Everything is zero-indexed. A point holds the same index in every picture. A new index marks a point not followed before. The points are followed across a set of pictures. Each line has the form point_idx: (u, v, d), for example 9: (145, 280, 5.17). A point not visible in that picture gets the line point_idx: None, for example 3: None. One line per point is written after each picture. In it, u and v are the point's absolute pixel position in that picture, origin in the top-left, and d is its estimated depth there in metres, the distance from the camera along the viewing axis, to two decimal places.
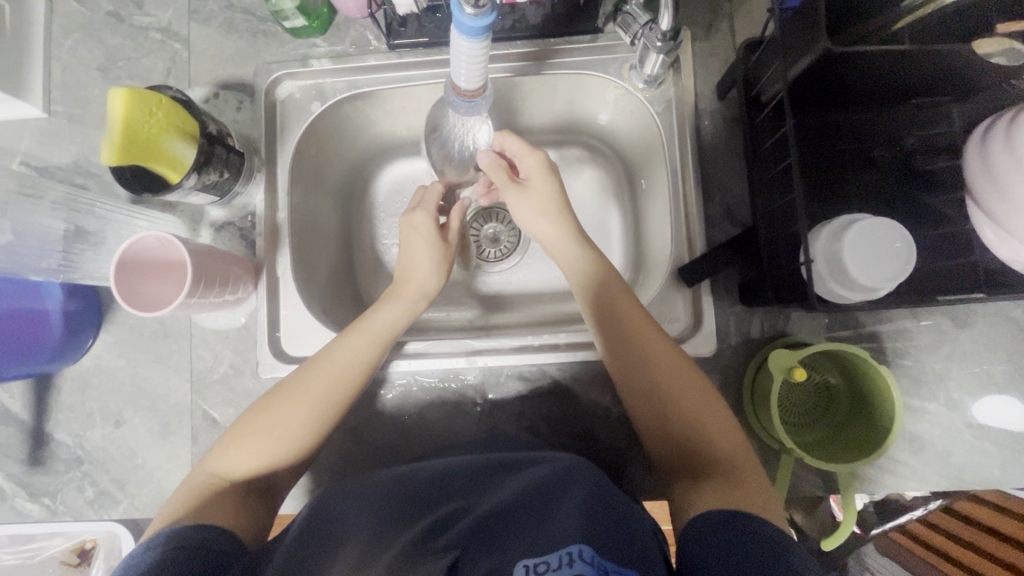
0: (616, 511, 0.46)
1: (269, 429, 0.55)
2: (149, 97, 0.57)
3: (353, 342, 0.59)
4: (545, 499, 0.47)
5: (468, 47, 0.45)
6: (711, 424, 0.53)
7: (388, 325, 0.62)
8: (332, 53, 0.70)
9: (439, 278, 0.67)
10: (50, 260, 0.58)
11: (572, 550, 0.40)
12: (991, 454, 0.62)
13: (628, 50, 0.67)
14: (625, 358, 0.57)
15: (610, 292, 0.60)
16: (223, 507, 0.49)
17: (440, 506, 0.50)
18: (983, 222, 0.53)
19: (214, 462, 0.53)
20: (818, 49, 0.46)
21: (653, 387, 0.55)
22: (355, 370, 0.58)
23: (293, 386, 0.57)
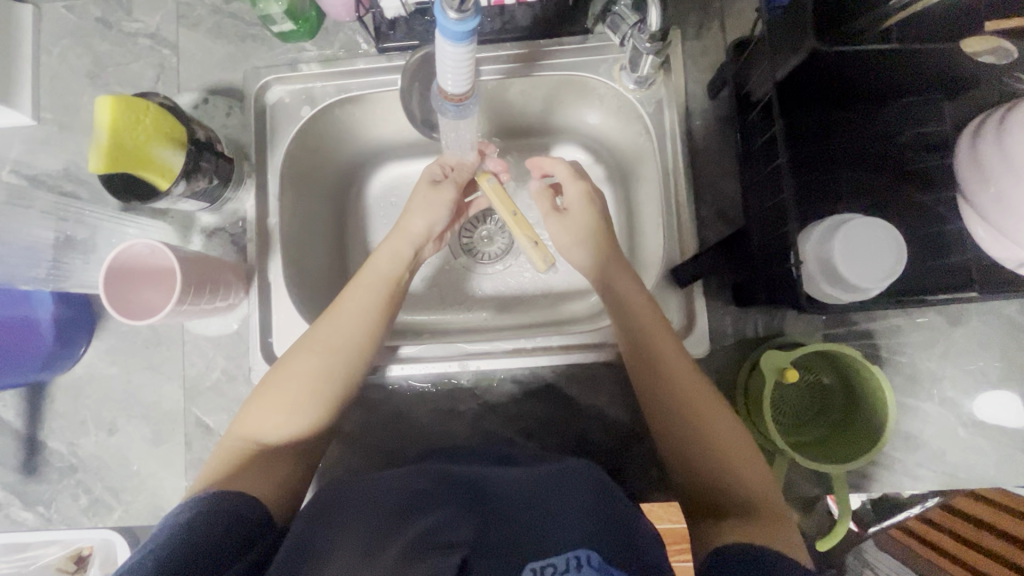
0: (617, 519, 0.47)
1: (289, 386, 0.55)
2: (136, 103, 0.56)
3: (356, 291, 0.60)
4: (551, 499, 0.48)
5: (453, 52, 0.45)
6: (733, 459, 0.53)
7: (390, 271, 0.63)
8: (322, 56, 0.70)
9: (428, 222, 0.65)
10: (39, 269, 0.58)
11: (579, 555, 0.41)
12: (986, 451, 0.61)
13: (618, 50, 0.67)
14: (646, 367, 0.57)
15: (629, 296, 0.60)
16: (250, 478, 0.50)
17: (445, 502, 0.47)
18: (974, 221, 0.53)
19: (238, 429, 0.54)
20: (805, 50, 0.46)
21: (675, 415, 0.55)
22: (364, 317, 0.59)
23: (305, 341, 0.57)
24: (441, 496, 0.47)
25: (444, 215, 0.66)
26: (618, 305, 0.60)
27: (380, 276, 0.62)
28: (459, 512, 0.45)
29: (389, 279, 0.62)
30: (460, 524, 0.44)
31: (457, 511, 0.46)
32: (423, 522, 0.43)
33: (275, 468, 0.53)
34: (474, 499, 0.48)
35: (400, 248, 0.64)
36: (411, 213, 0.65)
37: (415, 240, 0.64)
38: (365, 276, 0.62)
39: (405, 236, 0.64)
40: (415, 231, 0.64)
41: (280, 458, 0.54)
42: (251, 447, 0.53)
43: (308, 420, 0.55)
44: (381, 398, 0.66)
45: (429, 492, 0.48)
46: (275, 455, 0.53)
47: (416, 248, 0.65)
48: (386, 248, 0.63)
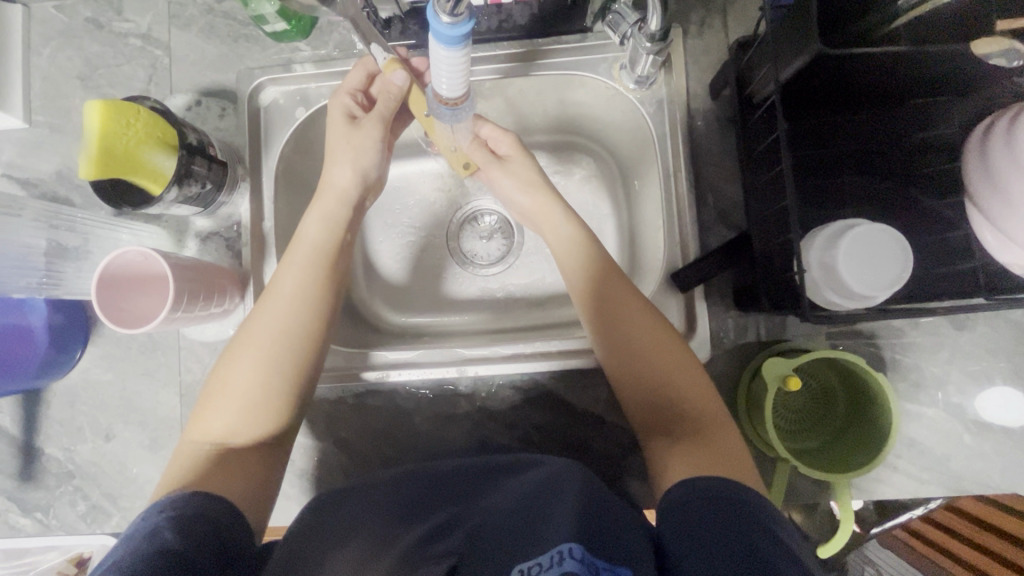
0: (606, 520, 0.43)
1: (236, 379, 0.53)
2: (127, 108, 0.55)
3: (289, 267, 0.58)
4: (543, 507, 0.45)
5: (447, 56, 0.44)
6: (679, 380, 0.54)
7: (320, 238, 0.60)
8: (316, 57, 0.68)
9: (354, 168, 0.62)
10: (31, 278, 0.57)
11: (562, 549, 0.38)
12: (992, 458, 0.61)
13: (617, 49, 0.65)
14: (598, 312, 0.58)
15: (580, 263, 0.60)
16: (218, 473, 0.49)
17: (435, 512, 0.49)
18: (983, 227, 0.51)
19: (196, 432, 0.53)
20: (810, 51, 0.45)
21: (634, 362, 0.55)
22: (299, 293, 0.57)
23: (247, 330, 0.56)
24: (434, 502, 0.51)
25: (371, 156, 0.63)
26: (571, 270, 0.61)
27: (311, 246, 0.60)
28: (452, 516, 0.49)
29: (320, 247, 0.60)
30: (449, 534, 0.47)
31: (444, 514, 0.49)
32: (414, 532, 0.47)
33: (248, 466, 0.52)
34: (467, 503, 0.50)
35: (332, 211, 0.62)
36: (334, 168, 0.63)
37: (349, 196, 0.63)
38: (296, 249, 0.60)
39: (332, 194, 0.62)
40: (344, 187, 0.62)
41: (245, 453, 0.52)
42: (213, 448, 0.51)
43: (261, 410, 0.53)
44: (379, 404, 0.66)
45: (425, 494, 0.51)
46: (240, 454, 0.52)
47: (351, 205, 0.63)
48: (314, 215, 0.61)
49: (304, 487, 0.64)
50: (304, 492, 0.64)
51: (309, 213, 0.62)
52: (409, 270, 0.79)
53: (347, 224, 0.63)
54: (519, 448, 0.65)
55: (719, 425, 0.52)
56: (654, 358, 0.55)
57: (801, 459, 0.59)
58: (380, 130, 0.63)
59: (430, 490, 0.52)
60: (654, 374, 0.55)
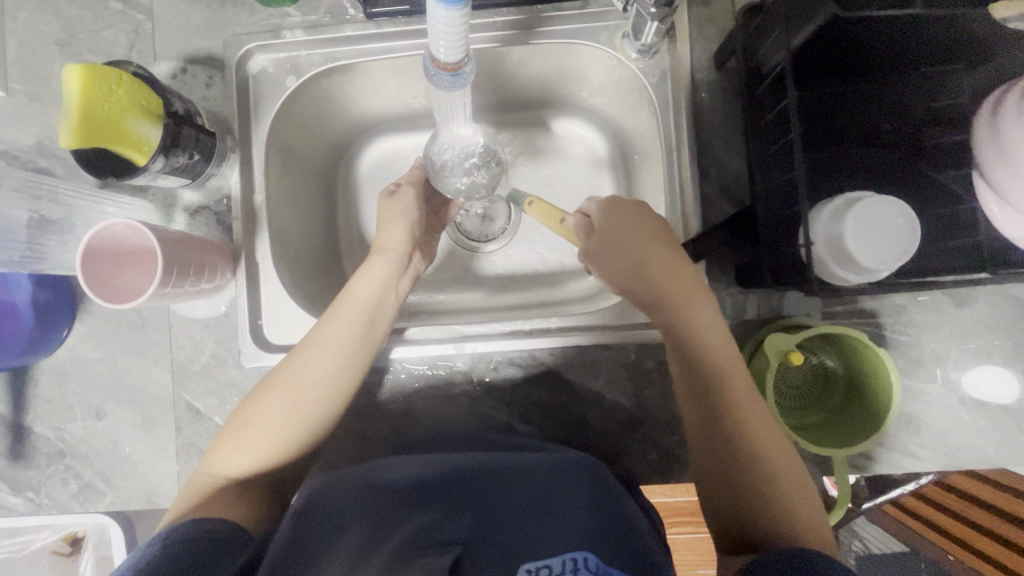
0: (616, 515, 0.46)
1: (264, 421, 0.52)
2: (108, 73, 0.53)
3: (334, 324, 0.56)
4: (554, 499, 0.47)
5: (445, 15, 0.42)
6: (780, 467, 0.49)
7: (370, 300, 0.58)
8: (306, 23, 0.66)
9: (405, 233, 0.61)
10: (13, 252, 0.54)
11: (577, 558, 0.40)
12: (987, 433, 0.61)
13: (621, 17, 0.63)
14: (694, 378, 0.53)
15: (695, 329, 0.53)
16: (228, 502, 0.48)
17: (433, 507, 0.47)
18: (990, 198, 0.50)
19: (215, 461, 0.52)
20: (824, 14, 0.43)
21: (729, 452, 0.50)
22: (343, 353, 0.55)
23: (278, 378, 0.54)
24: (440, 501, 0.47)
25: (414, 216, 0.63)
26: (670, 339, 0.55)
27: (358, 306, 0.57)
28: (444, 509, 0.46)
29: (367, 308, 0.57)
30: (451, 524, 0.45)
31: (445, 512, 0.46)
32: (414, 522, 0.44)
33: (249, 498, 0.50)
34: (468, 505, 0.47)
35: (379, 271, 0.59)
36: (385, 230, 0.61)
37: (397, 257, 0.61)
38: (341, 305, 0.57)
39: (384, 258, 0.60)
40: (393, 249, 0.60)
41: (257, 487, 0.51)
42: (226, 480, 0.50)
43: (287, 454, 0.53)
44: (376, 382, 0.65)
45: (420, 487, 0.49)
46: (246, 488, 0.50)
47: (398, 268, 0.61)
48: (364, 276, 0.59)
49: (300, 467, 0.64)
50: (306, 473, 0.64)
51: (359, 272, 0.59)
52: None
53: (395, 287, 0.61)
54: (518, 425, 0.64)
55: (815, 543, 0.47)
56: (752, 439, 0.50)
57: (801, 434, 0.59)
58: (415, 199, 0.64)
59: (435, 489, 0.49)
60: (748, 458, 0.50)
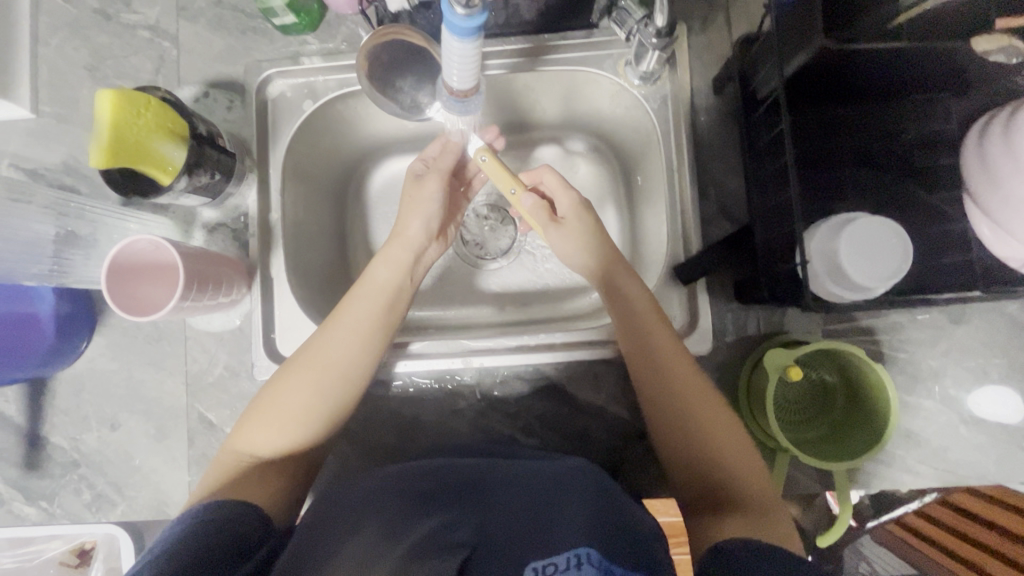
0: (622, 516, 0.46)
1: (285, 402, 0.53)
2: (138, 99, 0.56)
3: (353, 306, 0.58)
4: (562, 502, 0.48)
5: (459, 48, 0.45)
6: (728, 439, 0.53)
7: (389, 284, 0.60)
8: (323, 50, 0.69)
9: (425, 224, 0.63)
10: (41, 265, 0.57)
11: (579, 553, 0.41)
12: (986, 449, 0.62)
13: (623, 45, 0.66)
14: (642, 354, 0.56)
15: (638, 309, 0.57)
16: (256, 486, 0.50)
17: (444, 505, 0.47)
18: (980, 220, 0.53)
19: (239, 440, 0.53)
20: (815, 46, 0.46)
21: (691, 428, 0.53)
22: (361, 334, 0.56)
23: (300, 359, 0.55)
24: (448, 495, 0.49)
25: (433, 210, 0.63)
26: (649, 339, 0.56)
27: (378, 289, 0.59)
28: (455, 514, 0.46)
29: (385, 291, 0.59)
30: (461, 527, 0.45)
31: (458, 511, 0.47)
32: (425, 525, 0.44)
33: (275, 477, 0.52)
34: (476, 500, 0.48)
35: (399, 256, 0.61)
36: (403, 216, 0.63)
37: (413, 244, 0.62)
38: (362, 288, 0.59)
39: (400, 243, 0.61)
40: (411, 236, 0.62)
41: (278, 467, 0.52)
42: (250, 460, 0.52)
43: (308, 436, 0.54)
44: (385, 395, 0.66)
45: (431, 496, 0.48)
46: (272, 468, 0.52)
47: (416, 254, 0.62)
48: (382, 260, 0.61)
49: None
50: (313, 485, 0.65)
51: (378, 256, 0.61)
52: None
53: (411, 274, 0.62)
54: (523, 438, 0.65)
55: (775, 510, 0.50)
56: (704, 415, 0.54)
57: (800, 448, 0.60)
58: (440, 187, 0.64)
59: (445, 487, 0.49)
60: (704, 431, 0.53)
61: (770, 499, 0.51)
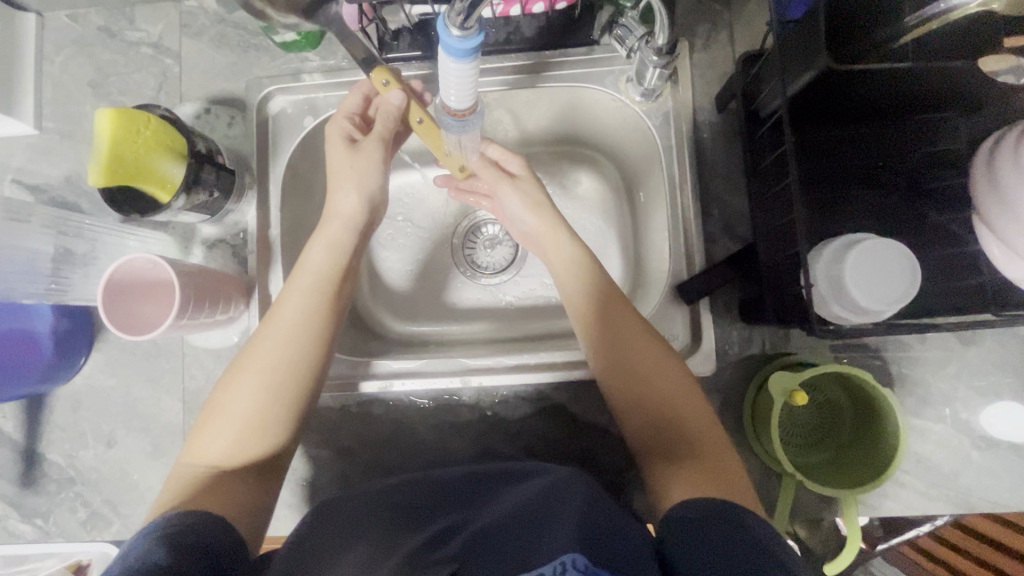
0: (612, 530, 0.42)
1: (231, 403, 0.53)
2: (137, 116, 0.56)
3: (291, 295, 0.57)
4: (549, 513, 0.43)
5: (456, 68, 0.44)
6: (679, 410, 0.53)
7: (326, 267, 0.59)
8: (325, 67, 0.69)
9: (358, 193, 0.62)
10: (38, 285, 0.58)
11: (564, 559, 0.35)
12: (1000, 474, 0.60)
13: (625, 62, 0.66)
14: (594, 331, 0.58)
15: (593, 289, 0.59)
16: (214, 490, 0.49)
17: (436, 518, 0.47)
18: (990, 240, 0.51)
19: (192, 452, 0.52)
20: (818, 68, 0.45)
21: (642, 400, 0.54)
22: (299, 320, 0.56)
23: (244, 360, 0.55)
24: (438, 509, 0.48)
25: (376, 181, 0.62)
26: (606, 324, 0.58)
27: (315, 274, 0.59)
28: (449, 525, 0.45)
29: (323, 275, 0.59)
30: (451, 538, 0.44)
31: (447, 524, 0.46)
32: (417, 536, 0.44)
33: (238, 482, 0.51)
34: (467, 509, 0.48)
35: (337, 240, 0.61)
36: (338, 195, 0.62)
37: (353, 225, 0.62)
38: (300, 276, 0.59)
39: (338, 225, 0.61)
40: (351, 216, 0.62)
41: (238, 474, 0.51)
42: (207, 470, 0.51)
43: (267, 434, 0.53)
44: (381, 413, 0.66)
45: (422, 515, 0.48)
46: (232, 473, 0.51)
47: (355, 234, 0.62)
48: (319, 244, 0.60)
49: (305, 497, 0.64)
50: (308, 503, 0.64)
51: (313, 243, 0.61)
52: (413, 278, 0.79)
53: (350, 250, 0.62)
54: (521, 457, 0.64)
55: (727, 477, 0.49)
56: (655, 387, 0.54)
57: (806, 474, 0.58)
58: (382, 151, 0.62)
59: (431, 505, 0.49)
60: (656, 406, 0.54)
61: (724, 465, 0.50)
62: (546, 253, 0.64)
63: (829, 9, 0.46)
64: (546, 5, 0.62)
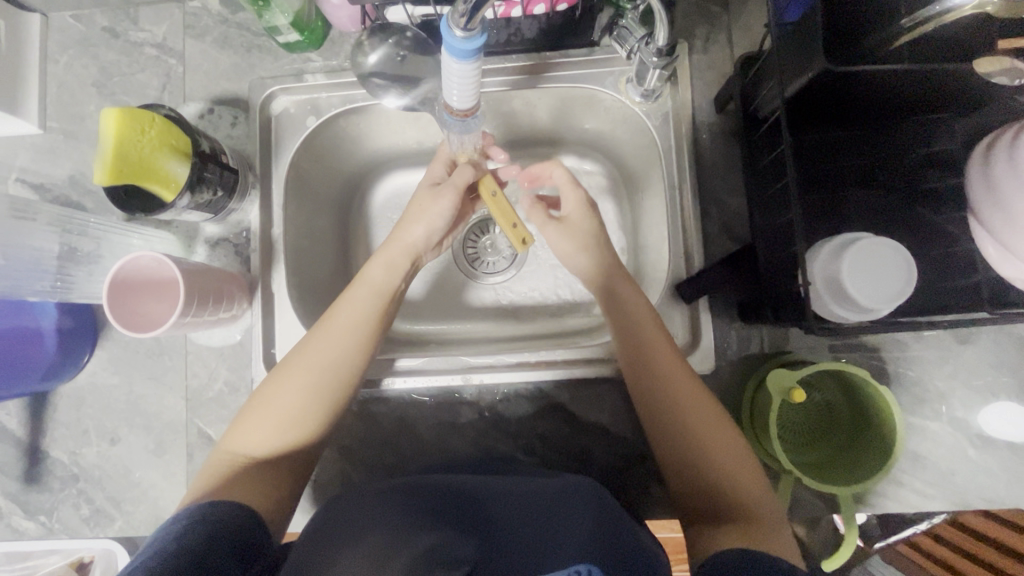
0: (620, 531, 0.46)
1: (276, 401, 0.53)
2: (142, 115, 0.56)
3: (348, 304, 0.58)
4: (562, 511, 0.46)
5: (459, 69, 0.45)
6: (721, 451, 0.52)
7: (384, 283, 0.60)
8: (327, 67, 0.70)
9: (427, 230, 0.62)
10: (44, 281, 0.58)
11: (581, 570, 0.39)
12: (996, 472, 0.60)
13: (624, 63, 0.66)
14: (635, 353, 0.56)
15: (635, 311, 0.58)
16: (249, 483, 0.49)
17: (448, 520, 0.42)
18: (985, 239, 0.52)
19: (230, 440, 0.52)
20: (816, 70, 0.46)
21: (682, 434, 0.53)
22: (355, 333, 0.56)
23: (294, 359, 0.55)
24: (445, 511, 0.44)
25: (440, 225, 0.63)
26: (659, 377, 0.55)
27: (371, 288, 0.59)
28: (455, 531, 0.41)
29: (382, 292, 0.59)
30: (461, 543, 0.40)
31: (456, 530, 0.41)
32: (428, 541, 0.39)
33: (269, 477, 0.51)
34: (477, 520, 0.43)
35: (397, 260, 0.61)
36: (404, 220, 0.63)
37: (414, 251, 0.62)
38: (357, 288, 0.59)
39: (400, 245, 0.61)
40: (412, 242, 0.62)
41: (273, 469, 0.52)
42: (243, 461, 0.51)
43: (302, 434, 0.54)
44: (382, 411, 0.66)
45: (430, 512, 0.43)
46: (265, 467, 0.51)
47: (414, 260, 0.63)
48: (378, 260, 0.60)
49: (307, 494, 0.64)
50: (310, 501, 0.64)
51: (373, 256, 0.61)
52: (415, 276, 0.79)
53: (407, 274, 0.62)
54: (522, 455, 0.65)
55: (770, 523, 0.47)
56: (697, 422, 0.53)
57: (804, 470, 0.59)
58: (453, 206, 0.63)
59: (445, 500, 0.45)
60: (696, 441, 0.52)
61: (764, 509, 0.49)
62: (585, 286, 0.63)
63: (826, 9, 0.46)
64: (547, 6, 0.61)
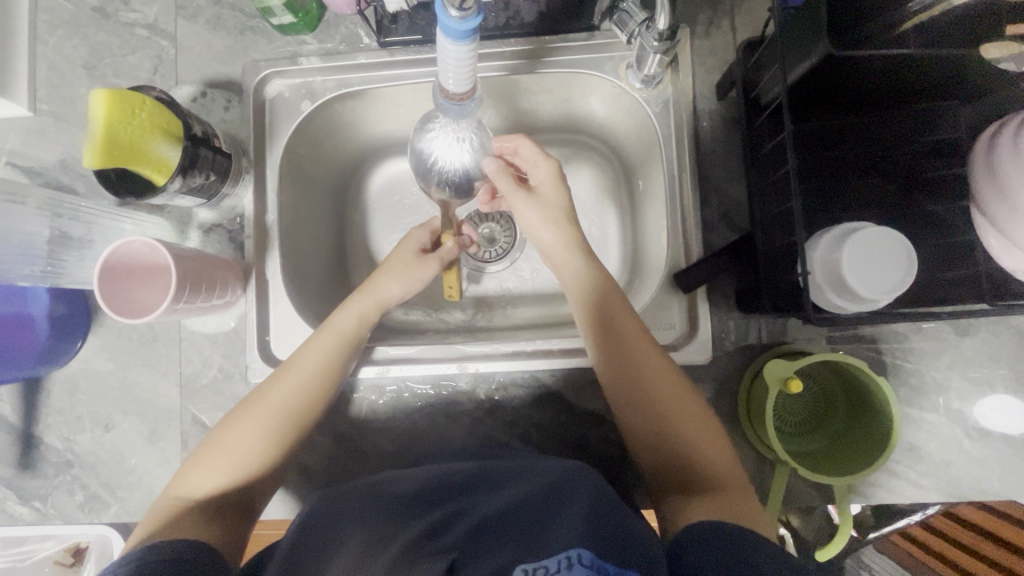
0: (616, 515, 0.44)
1: (232, 443, 0.53)
2: (132, 98, 0.55)
3: (312, 349, 0.57)
4: (556, 500, 0.45)
5: (455, 50, 0.44)
6: (695, 433, 0.52)
7: (353, 331, 0.60)
8: (322, 50, 0.68)
9: (402, 286, 0.64)
10: (35, 266, 0.57)
11: (571, 554, 0.37)
12: (991, 463, 0.60)
13: (624, 48, 0.65)
14: (608, 335, 0.56)
15: (607, 298, 0.57)
16: (197, 521, 0.48)
17: (440, 505, 0.46)
18: (989, 232, 0.51)
19: (180, 482, 0.51)
20: (820, 51, 0.45)
21: (657, 416, 0.53)
22: (317, 378, 0.56)
23: (253, 404, 0.55)
24: (440, 497, 0.47)
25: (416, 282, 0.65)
26: (632, 368, 0.54)
27: (337, 335, 0.59)
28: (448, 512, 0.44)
29: (348, 338, 0.59)
30: (449, 531, 0.42)
31: (444, 513, 0.44)
32: (416, 527, 0.42)
33: (215, 516, 0.49)
34: (468, 498, 0.47)
35: (366, 310, 0.61)
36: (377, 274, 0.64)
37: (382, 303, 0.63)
38: (323, 334, 0.59)
39: (369, 296, 0.62)
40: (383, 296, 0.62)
41: (222, 509, 0.50)
42: (191, 502, 0.50)
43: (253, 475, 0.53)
44: (377, 400, 0.66)
45: (418, 497, 0.48)
46: (212, 509, 0.50)
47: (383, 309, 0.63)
48: (346, 308, 0.61)
49: (302, 482, 0.64)
50: (305, 489, 0.64)
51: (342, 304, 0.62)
52: None
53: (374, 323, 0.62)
54: (519, 445, 0.64)
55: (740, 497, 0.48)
56: (671, 406, 0.53)
57: (800, 460, 0.59)
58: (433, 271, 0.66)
59: (436, 487, 0.49)
60: (668, 426, 0.52)
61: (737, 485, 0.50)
62: (555, 267, 0.61)
63: None
64: None
